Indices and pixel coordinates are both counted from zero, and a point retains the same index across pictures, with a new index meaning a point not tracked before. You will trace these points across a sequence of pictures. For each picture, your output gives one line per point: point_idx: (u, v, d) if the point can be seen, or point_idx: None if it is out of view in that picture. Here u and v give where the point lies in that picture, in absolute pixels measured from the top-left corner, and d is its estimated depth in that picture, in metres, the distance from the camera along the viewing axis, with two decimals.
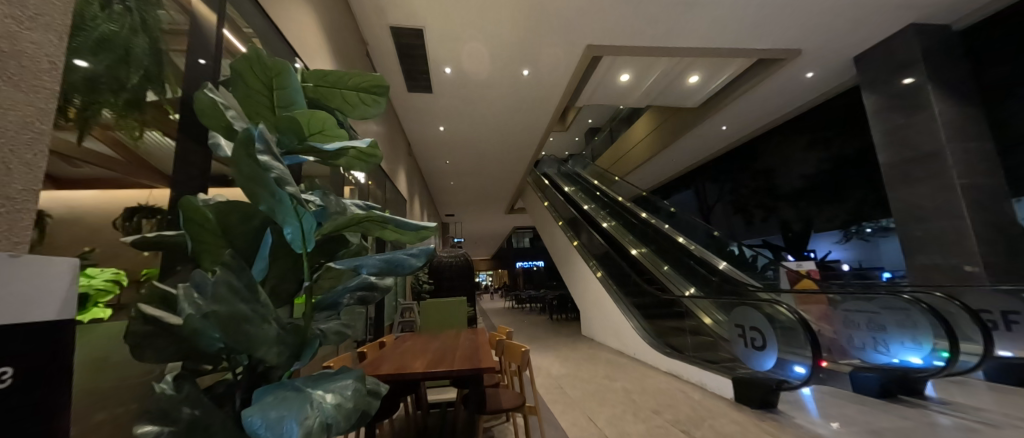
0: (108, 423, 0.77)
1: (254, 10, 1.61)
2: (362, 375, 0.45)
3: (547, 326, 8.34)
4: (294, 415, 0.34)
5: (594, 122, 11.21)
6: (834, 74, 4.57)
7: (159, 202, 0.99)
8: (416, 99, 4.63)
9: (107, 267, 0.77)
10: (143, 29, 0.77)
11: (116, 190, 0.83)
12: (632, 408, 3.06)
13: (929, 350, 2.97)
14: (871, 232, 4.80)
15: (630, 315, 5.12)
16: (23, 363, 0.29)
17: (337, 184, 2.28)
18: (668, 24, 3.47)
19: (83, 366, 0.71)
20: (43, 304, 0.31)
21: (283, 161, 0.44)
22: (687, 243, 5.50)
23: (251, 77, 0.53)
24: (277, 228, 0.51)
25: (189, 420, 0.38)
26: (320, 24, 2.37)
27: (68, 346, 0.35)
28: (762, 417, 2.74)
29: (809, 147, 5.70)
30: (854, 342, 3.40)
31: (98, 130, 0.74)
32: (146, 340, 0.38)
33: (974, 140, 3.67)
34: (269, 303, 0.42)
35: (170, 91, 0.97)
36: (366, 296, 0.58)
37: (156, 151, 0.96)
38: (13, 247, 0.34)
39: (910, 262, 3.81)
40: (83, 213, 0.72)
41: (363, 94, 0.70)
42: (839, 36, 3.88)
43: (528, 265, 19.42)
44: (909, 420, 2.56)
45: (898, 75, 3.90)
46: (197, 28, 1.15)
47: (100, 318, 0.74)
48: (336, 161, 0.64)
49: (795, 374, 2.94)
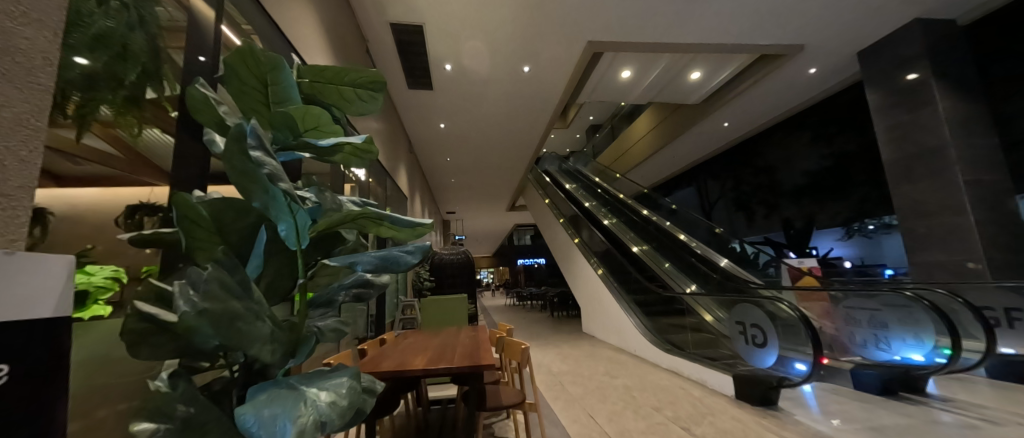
0: (107, 420, 0.78)
1: (253, 7, 1.62)
2: (358, 372, 0.45)
3: (548, 323, 8.36)
4: (287, 414, 0.33)
5: (594, 119, 11.16)
6: (836, 69, 4.55)
7: (160, 199, 0.99)
8: (416, 96, 4.62)
9: (106, 264, 0.76)
10: (140, 25, 0.76)
11: (116, 189, 0.83)
12: (632, 405, 3.06)
13: (931, 348, 2.94)
14: (873, 229, 4.79)
15: (631, 312, 5.13)
16: (19, 364, 0.29)
17: (336, 180, 2.31)
18: (671, 19, 3.43)
19: (81, 366, 0.71)
20: (38, 303, 0.30)
21: (276, 157, 0.43)
22: (688, 240, 5.52)
23: (246, 73, 0.53)
24: (272, 225, 0.50)
25: (184, 417, 0.37)
26: (319, 20, 2.36)
27: (67, 345, 0.35)
28: (763, 415, 2.75)
29: (812, 144, 5.65)
30: (855, 339, 3.36)
31: (97, 127, 0.74)
32: (143, 337, 0.39)
33: (980, 136, 3.64)
34: (263, 300, 0.41)
35: (168, 88, 0.96)
36: (361, 293, 0.57)
37: (154, 147, 0.96)
38: (10, 245, 0.34)
39: (912, 259, 3.79)
40: (84, 210, 0.72)
41: (359, 89, 0.69)
42: (842, 31, 3.85)
43: (528, 263, 19.56)
44: (911, 417, 2.57)
45: (901, 70, 3.87)
46: (196, 26, 1.15)
47: (100, 316, 0.73)
48: (332, 158, 0.62)
49: (795, 370, 2.89)
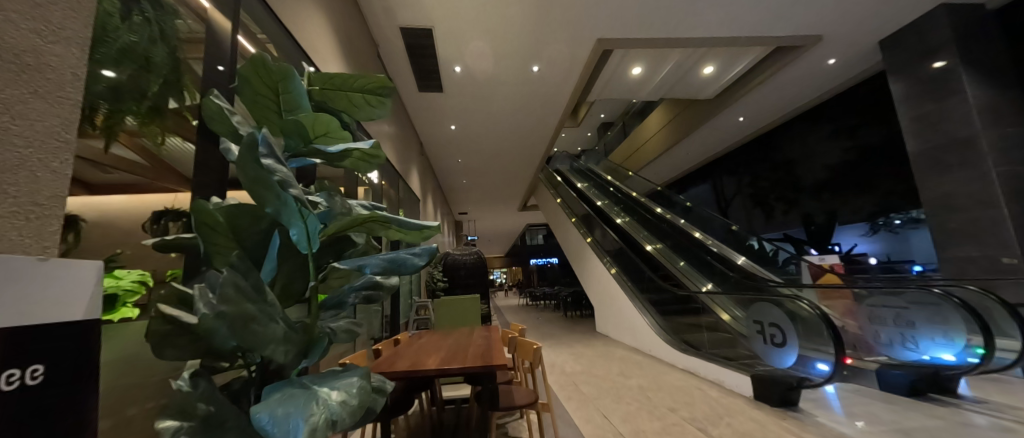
0: (136, 417, 0.82)
1: (267, 16, 1.67)
2: (369, 372, 0.46)
3: (560, 323, 8.32)
4: (300, 412, 0.34)
5: (605, 116, 11.08)
6: (856, 59, 4.39)
7: (184, 205, 1.03)
8: (426, 98, 4.67)
9: (134, 268, 0.80)
10: (161, 38, 0.80)
11: (143, 195, 0.88)
12: (647, 405, 3.02)
13: (963, 347, 2.80)
14: (899, 224, 4.60)
15: (645, 311, 5.06)
16: (57, 363, 0.31)
17: (350, 184, 2.36)
18: (682, 14, 3.38)
19: (112, 365, 0.75)
20: (69, 306, 0.32)
21: (288, 164, 0.45)
22: (704, 237, 5.42)
23: (258, 82, 0.55)
24: (284, 229, 0.52)
25: (204, 415, 0.39)
26: (331, 27, 2.42)
27: (100, 344, 0.38)
28: (782, 416, 2.68)
29: (832, 137, 5.46)
30: (880, 338, 3.26)
31: (124, 137, 0.78)
32: (166, 338, 0.40)
33: (1014, 124, 3.45)
34: (277, 303, 0.43)
35: (188, 98, 0.99)
36: (371, 294, 0.58)
37: (177, 155, 1.00)
38: (44, 251, 0.36)
39: (941, 254, 3.62)
40: (113, 216, 0.76)
41: (367, 95, 0.71)
42: (863, 20, 3.71)
43: (541, 262, 19.52)
44: (941, 419, 2.45)
45: (927, 58, 3.71)
46: (214, 37, 1.20)
47: (129, 317, 0.77)
48: (341, 163, 0.64)
49: (818, 371, 2.86)
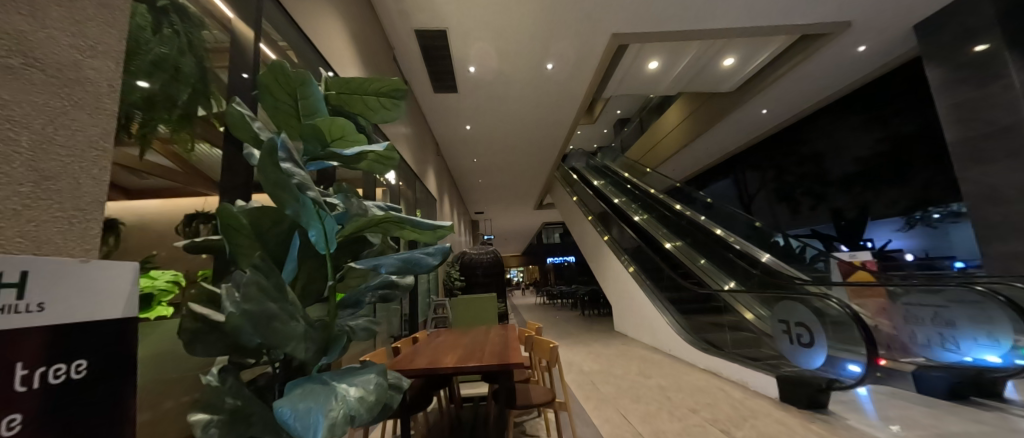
0: (171, 410, 0.87)
1: (287, 23, 1.72)
2: (385, 369, 0.47)
3: (577, 322, 8.26)
4: (319, 407, 0.35)
5: (621, 112, 10.87)
6: (890, 43, 4.14)
7: (213, 209, 1.08)
8: (441, 99, 4.72)
9: (168, 269, 0.84)
10: (188, 49, 0.83)
11: (175, 199, 0.92)
12: (667, 406, 2.96)
13: (1009, 348, 2.63)
14: (939, 218, 4.32)
15: (664, 310, 4.96)
16: (99, 357, 0.33)
17: (369, 185, 2.41)
18: (700, 5, 3.27)
19: (150, 359, 0.79)
20: (109, 304, 0.34)
21: (305, 168, 0.46)
22: (725, 234, 5.26)
23: (277, 88, 0.57)
24: (304, 231, 0.54)
25: (232, 409, 0.41)
26: (349, 32, 2.47)
27: (138, 340, 0.40)
28: (810, 418, 2.58)
29: (864, 127, 5.18)
30: (917, 339, 3.09)
31: (156, 144, 0.82)
32: (197, 335, 0.43)
33: None
34: (297, 302, 0.44)
35: (216, 106, 1.04)
36: (387, 293, 0.59)
37: (205, 160, 1.05)
38: (86, 253, 0.39)
39: (987, 249, 3.38)
40: (147, 219, 0.81)
41: (382, 97, 0.72)
42: (896, 2, 3.50)
43: (557, 261, 19.41)
44: (986, 425, 2.30)
45: (969, 39, 3.46)
46: (238, 46, 1.25)
47: (164, 315, 0.81)
48: (358, 165, 0.65)
49: (848, 372, 2.73)
